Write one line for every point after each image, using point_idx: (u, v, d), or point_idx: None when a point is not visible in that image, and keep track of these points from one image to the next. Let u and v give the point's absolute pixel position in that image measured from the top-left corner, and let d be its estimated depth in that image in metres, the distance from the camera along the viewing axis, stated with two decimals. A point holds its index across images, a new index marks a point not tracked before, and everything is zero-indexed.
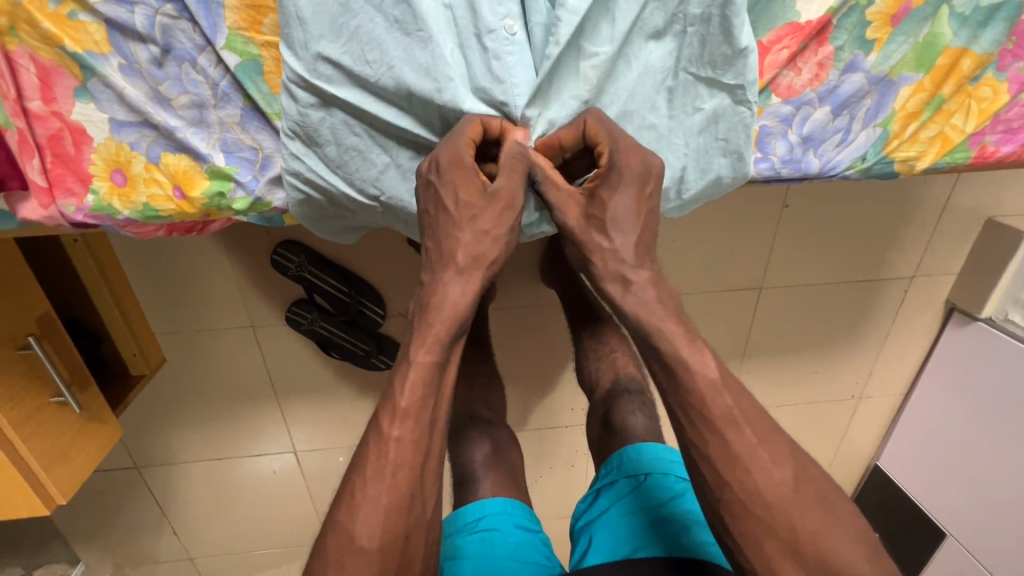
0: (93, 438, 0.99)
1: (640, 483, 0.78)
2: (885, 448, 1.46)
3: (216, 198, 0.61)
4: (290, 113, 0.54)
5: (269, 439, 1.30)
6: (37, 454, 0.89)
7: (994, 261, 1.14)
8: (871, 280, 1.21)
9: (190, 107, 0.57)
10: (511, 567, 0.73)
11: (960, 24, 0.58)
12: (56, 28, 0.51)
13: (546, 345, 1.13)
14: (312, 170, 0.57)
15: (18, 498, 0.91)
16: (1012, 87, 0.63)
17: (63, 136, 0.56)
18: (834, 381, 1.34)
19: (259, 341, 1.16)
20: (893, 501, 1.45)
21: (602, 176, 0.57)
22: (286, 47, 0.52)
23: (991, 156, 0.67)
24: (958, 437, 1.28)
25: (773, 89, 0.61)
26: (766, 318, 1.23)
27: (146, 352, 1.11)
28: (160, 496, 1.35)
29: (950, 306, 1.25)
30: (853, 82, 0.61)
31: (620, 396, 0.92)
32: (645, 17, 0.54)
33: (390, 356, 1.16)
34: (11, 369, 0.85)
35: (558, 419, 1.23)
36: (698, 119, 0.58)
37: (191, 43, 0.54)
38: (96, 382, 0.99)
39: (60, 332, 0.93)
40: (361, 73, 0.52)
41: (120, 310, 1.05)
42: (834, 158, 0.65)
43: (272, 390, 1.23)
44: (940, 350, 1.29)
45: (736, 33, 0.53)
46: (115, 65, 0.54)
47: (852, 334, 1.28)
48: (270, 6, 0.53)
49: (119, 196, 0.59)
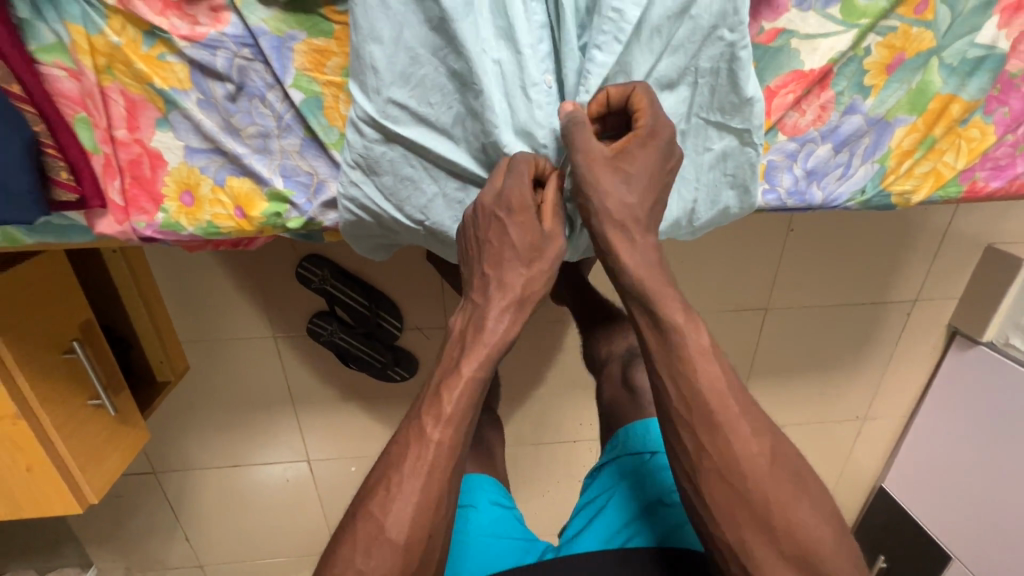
0: (124, 439, 1.04)
1: (639, 465, 0.77)
2: (890, 468, 1.48)
3: (272, 218, 0.67)
4: (356, 146, 0.60)
5: (286, 446, 1.35)
6: (74, 453, 0.95)
7: (993, 287, 1.19)
8: (876, 303, 1.26)
9: (256, 136, 0.63)
10: (491, 543, 0.73)
11: (949, 73, 0.65)
12: (147, 68, 0.58)
13: (557, 358, 1.18)
14: (368, 196, 0.64)
15: (53, 494, 0.96)
16: (999, 129, 0.69)
17: (142, 160, 0.63)
18: (837, 402, 1.39)
19: (279, 350, 1.22)
20: (898, 522, 1.47)
21: (636, 136, 0.59)
22: (359, 90, 0.57)
23: (981, 191, 0.73)
24: (959, 456, 1.31)
25: (779, 128, 0.67)
26: (771, 338, 1.28)
27: (172, 361, 1.17)
28: (174, 501, 1.39)
29: (953, 329, 1.30)
30: (852, 123, 0.67)
31: (627, 362, 0.91)
32: (661, 69, 0.59)
33: (406, 367, 1.21)
34: (54, 370, 0.91)
35: (568, 431, 1.27)
36: (708, 157, 0.65)
37: (263, 81, 0.60)
38: (128, 385, 1.05)
39: (99, 337, 1.00)
40: (425, 113, 0.58)
41: (151, 318, 1.12)
42: (837, 190, 0.71)
43: (291, 398, 1.28)
44: (944, 373, 1.33)
45: (742, 84, 0.59)
46: (194, 99, 0.61)
47: (857, 357, 1.32)
48: (334, 50, 0.60)
49: (186, 214, 0.66)
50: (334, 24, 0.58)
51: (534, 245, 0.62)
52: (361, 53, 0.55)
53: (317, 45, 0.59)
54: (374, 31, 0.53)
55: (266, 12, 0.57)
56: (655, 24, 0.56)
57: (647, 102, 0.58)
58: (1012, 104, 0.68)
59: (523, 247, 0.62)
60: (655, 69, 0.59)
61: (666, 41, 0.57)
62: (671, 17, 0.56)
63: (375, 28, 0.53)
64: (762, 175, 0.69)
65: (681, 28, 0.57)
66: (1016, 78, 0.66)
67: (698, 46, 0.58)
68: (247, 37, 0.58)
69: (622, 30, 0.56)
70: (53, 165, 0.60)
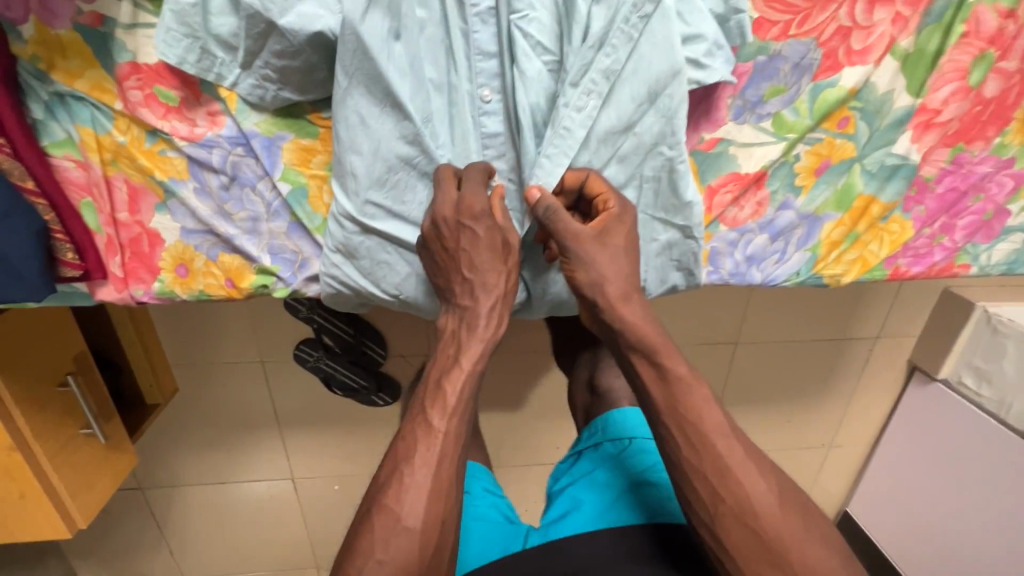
0: (112, 465, 1.09)
1: (625, 446, 0.78)
2: (857, 491, 1.54)
3: (260, 288, 0.73)
4: (336, 236, 0.66)
5: (268, 464, 1.38)
6: (65, 482, 1.00)
7: (948, 330, 1.24)
8: (840, 338, 1.31)
9: (247, 219, 0.70)
10: (483, 526, 0.72)
11: (869, 177, 0.73)
12: (149, 163, 0.65)
13: (532, 389, 1.22)
14: (348, 276, 0.69)
15: (42, 517, 1.01)
16: (917, 224, 0.77)
17: (142, 239, 0.69)
18: (803, 432, 1.45)
19: (267, 374, 1.24)
20: (861, 545, 1.52)
21: (608, 217, 0.64)
22: (340, 190, 0.63)
23: (903, 274, 0.80)
24: (916, 487, 1.37)
25: (721, 220, 0.75)
26: (741, 372, 1.34)
27: (161, 385, 1.22)
28: (161, 516, 1.43)
29: (912, 364, 1.36)
30: (786, 216, 0.75)
31: (598, 364, 0.93)
32: (611, 174, 0.66)
33: (389, 393, 1.24)
34: (50, 405, 0.96)
35: (545, 456, 1.32)
36: (655, 247, 0.71)
37: (254, 174, 0.67)
38: (118, 413, 1.09)
39: (93, 369, 1.04)
40: (399, 211, 0.65)
41: (143, 344, 1.17)
42: (774, 272, 0.78)
43: (274, 420, 1.32)
44: (904, 406, 1.39)
45: (681, 190, 0.66)
46: (191, 188, 0.67)
47: (822, 390, 1.39)
48: (319, 148, 0.66)
49: (180, 284, 0.72)
50: (319, 127, 0.65)
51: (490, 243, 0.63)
52: (343, 161, 0.61)
53: (304, 144, 0.66)
54: (354, 144, 0.60)
55: (258, 117, 0.63)
56: (604, 137, 0.63)
57: (609, 188, 0.64)
58: (926, 204, 0.76)
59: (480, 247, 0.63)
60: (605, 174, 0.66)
61: (614, 152, 0.65)
62: (617, 133, 0.63)
63: (355, 142, 0.60)
64: (706, 259, 0.77)
65: (627, 140, 0.64)
66: (930, 181, 0.74)
67: (641, 159, 0.65)
68: (241, 137, 0.65)
69: (570, 146, 0.62)
70: (61, 246, 0.65)
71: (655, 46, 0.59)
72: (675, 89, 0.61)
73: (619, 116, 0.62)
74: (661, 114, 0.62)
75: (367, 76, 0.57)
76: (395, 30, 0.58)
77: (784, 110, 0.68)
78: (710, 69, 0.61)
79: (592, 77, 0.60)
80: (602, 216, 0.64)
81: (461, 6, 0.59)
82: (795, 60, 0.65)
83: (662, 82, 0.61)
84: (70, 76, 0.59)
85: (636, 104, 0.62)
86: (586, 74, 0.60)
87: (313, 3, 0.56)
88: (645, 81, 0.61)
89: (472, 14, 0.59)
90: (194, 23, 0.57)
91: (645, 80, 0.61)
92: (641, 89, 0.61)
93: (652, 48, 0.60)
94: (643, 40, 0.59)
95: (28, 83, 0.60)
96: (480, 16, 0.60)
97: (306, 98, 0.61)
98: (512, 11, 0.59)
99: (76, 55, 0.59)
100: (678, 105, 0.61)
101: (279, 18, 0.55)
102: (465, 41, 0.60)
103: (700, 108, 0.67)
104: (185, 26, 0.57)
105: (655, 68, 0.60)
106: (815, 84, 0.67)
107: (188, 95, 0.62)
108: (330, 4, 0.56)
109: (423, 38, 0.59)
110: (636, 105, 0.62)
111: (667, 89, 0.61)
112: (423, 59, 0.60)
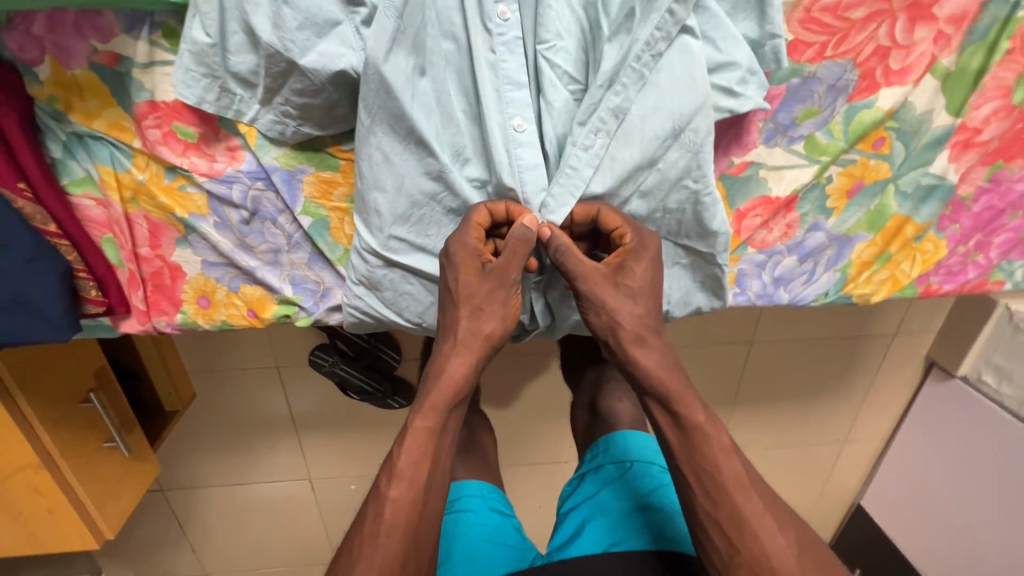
0: (138, 475, 0.99)
1: (626, 470, 0.77)
2: (872, 485, 1.40)
3: (282, 318, 0.72)
4: (359, 269, 0.65)
5: (287, 467, 1.24)
6: (91, 496, 0.91)
7: (975, 322, 1.10)
8: (856, 336, 1.18)
9: (269, 251, 0.69)
10: (484, 550, 0.73)
11: (903, 198, 0.71)
12: (169, 200, 0.64)
13: (530, 394, 1.14)
14: (371, 306, 0.68)
15: (72, 534, 0.92)
16: (951, 243, 0.74)
17: (163, 272, 0.69)
18: (815, 428, 1.32)
19: (283, 381, 1.12)
20: (870, 543, 1.41)
21: (627, 251, 0.62)
22: (364, 226, 0.63)
23: (935, 293, 0.77)
24: (934, 488, 1.24)
25: (749, 243, 0.72)
26: (755, 371, 1.21)
27: (181, 392, 1.10)
28: (182, 515, 1.28)
29: (930, 360, 1.22)
30: (816, 238, 0.73)
31: (605, 382, 0.90)
32: (633, 207, 0.65)
33: (405, 398, 1.09)
34: (71, 421, 0.87)
35: (545, 457, 1.24)
36: (678, 270, 0.70)
37: (274, 207, 0.66)
38: (141, 422, 0.99)
39: (111, 381, 0.94)
40: (424, 245, 0.64)
41: (160, 350, 1.05)
42: (802, 293, 0.76)
43: (290, 423, 1.18)
44: (921, 402, 1.26)
45: (708, 221, 0.65)
46: (211, 223, 0.66)
47: (835, 384, 1.25)
48: (340, 180, 0.65)
49: (202, 315, 0.71)
50: (340, 160, 0.64)
51: (473, 283, 0.61)
52: (366, 199, 0.61)
53: (324, 177, 0.64)
54: (378, 182, 0.60)
55: (278, 151, 0.62)
56: (625, 174, 0.61)
57: (627, 222, 0.63)
58: (962, 222, 0.73)
59: (462, 288, 0.61)
60: (628, 206, 0.64)
61: (636, 187, 0.63)
62: (638, 169, 0.61)
63: (379, 179, 0.60)
64: (733, 281, 0.74)
65: (648, 172, 0.62)
66: (966, 200, 0.72)
67: (666, 192, 0.64)
68: (261, 171, 0.64)
69: (575, 185, 0.61)
70: (85, 285, 0.65)
71: (677, 81, 0.58)
72: (700, 123, 0.59)
73: (641, 152, 0.60)
74: (686, 149, 0.61)
75: (389, 114, 0.57)
76: (419, 66, 0.57)
77: (817, 132, 0.66)
78: (744, 97, 0.60)
79: (602, 115, 0.59)
80: (620, 250, 0.63)
81: (488, 34, 0.58)
82: (830, 81, 0.64)
83: (687, 117, 0.59)
84: (88, 117, 0.59)
85: (660, 140, 0.60)
86: (609, 108, 0.59)
87: (334, 41, 0.55)
88: (668, 116, 0.59)
89: (498, 42, 0.58)
90: (212, 63, 0.56)
91: (670, 115, 0.59)
92: (664, 125, 0.59)
93: (673, 82, 0.58)
94: (660, 74, 0.58)
95: (45, 123, 0.59)
96: (507, 45, 0.58)
97: (328, 131, 0.61)
98: (539, 42, 0.60)
99: (93, 95, 0.58)
100: (703, 138, 0.60)
101: (300, 59, 0.54)
102: (491, 71, 0.59)
103: (730, 133, 0.65)
104: (204, 66, 0.56)
105: (680, 102, 0.58)
106: (850, 105, 0.65)
107: (208, 131, 0.61)
108: (351, 41, 0.55)
109: (446, 73, 0.59)
110: (660, 142, 0.60)
111: (692, 124, 0.59)
112: (450, 93, 0.59)
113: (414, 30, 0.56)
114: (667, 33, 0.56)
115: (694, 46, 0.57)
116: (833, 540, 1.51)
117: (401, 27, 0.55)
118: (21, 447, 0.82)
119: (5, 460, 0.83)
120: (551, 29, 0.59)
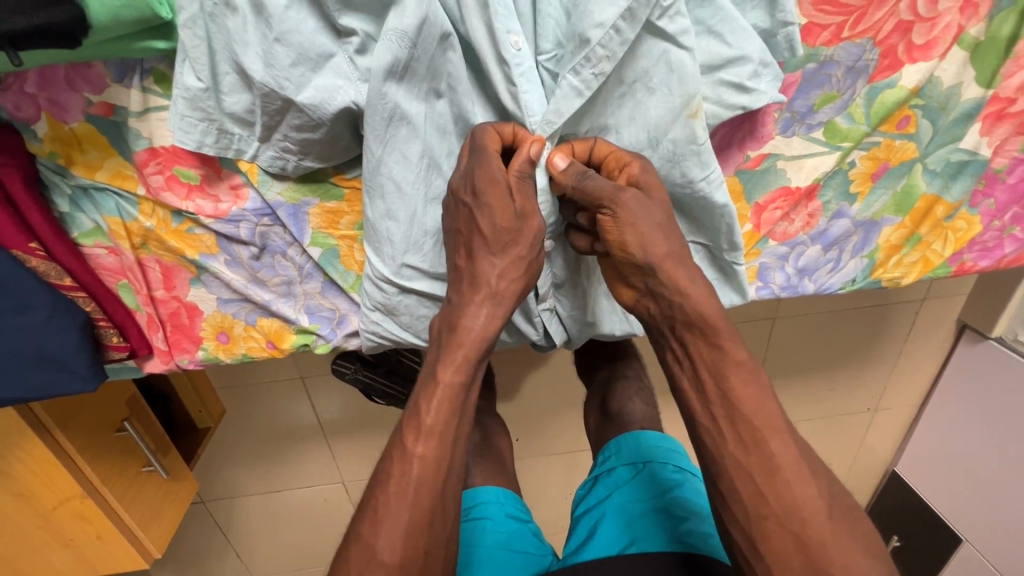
0: (175, 494, 1.00)
1: (640, 471, 0.76)
2: (905, 451, 1.37)
3: (302, 346, 0.71)
4: (373, 296, 0.64)
5: (320, 471, 1.25)
6: (132, 515, 0.92)
7: (999, 285, 1.05)
8: (880, 306, 1.15)
9: (281, 284, 0.68)
10: (502, 557, 0.72)
11: (932, 176, 0.67)
12: (179, 243, 0.64)
13: (550, 386, 1.13)
14: (388, 328, 0.66)
15: (120, 555, 0.94)
16: (985, 219, 0.70)
17: (180, 312, 0.69)
18: (847, 398, 1.29)
19: (309, 391, 1.12)
20: (910, 509, 1.37)
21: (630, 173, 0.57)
22: (375, 255, 0.61)
23: (970, 270, 0.73)
24: (976, 455, 1.19)
25: (770, 236, 0.69)
26: (782, 345, 1.18)
27: (211, 408, 1.10)
28: (224, 523, 1.31)
29: (961, 323, 1.17)
30: (840, 226, 0.69)
31: (616, 383, 0.90)
32: None
33: None
34: (107, 450, 0.88)
35: (572, 444, 1.24)
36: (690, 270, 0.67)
37: (283, 240, 0.65)
38: (174, 443, 1.01)
39: (142, 410, 0.96)
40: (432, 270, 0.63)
41: (189, 375, 1.05)
42: (827, 281, 0.72)
43: (320, 428, 1.18)
44: (955, 365, 1.21)
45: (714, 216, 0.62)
46: (222, 261, 0.66)
47: (864, 353, 1.22)
48: (346, 209, 0.64)
49: (223, 350, 0.71)
50: (344, 188, 0.63)
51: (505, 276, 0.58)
52: (377, 228, 0.59)
53: (330, 207, 0.63)
54: (391, 211, 0.58)
55: (280, 185, 0.62)
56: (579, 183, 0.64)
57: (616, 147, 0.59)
58: (997, 196, 0.69)
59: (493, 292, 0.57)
60: None
61: None
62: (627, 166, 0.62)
63: (391, 209, 0.58)
64: (754, 275, 0.71)
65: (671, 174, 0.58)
66: (1001, 172, 0.68)
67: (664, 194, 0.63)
68: (266, 208, 0.63)
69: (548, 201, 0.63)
70: (106, 332, 0.65)
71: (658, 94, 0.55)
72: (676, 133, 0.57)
73: None
74: (665, 158, 0.59)
75: (401, 141, 0.56)
76: (435, 90, 0.56)
77: (837, 117, 0.63)
78: (757, 91, 0.56)
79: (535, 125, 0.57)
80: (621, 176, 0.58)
81: (504, 65, 0.54)
82: (849, 63, 0.60)
83: (663, 128, 0.57)
84: (90, 169, 0.59)
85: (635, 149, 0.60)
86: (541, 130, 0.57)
87: (330, 73, 0.54)
88: (642, 127, 0.58)
89: (517, 73, 0.54)
90: (207, 107, 0.55)
91: (643, 126, 0.58)
92: (640, 136, 0.59)
93: (649, 93, 0.56)
94: (637, 88, 0.56)
95: (49, 179, 0.59)
96: (525, 75, 0.55)
97: (330, 162, 0.60)
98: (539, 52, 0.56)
99: (93, 147, 0.58)
100: (681, 149, 0.58)
101: (297, 95, 0.53)
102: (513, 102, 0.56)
103: (744, 127, 0.63)
104: (199, 110, 0.55)
105: (653, 114, 0.57)
106: (872, 86, 0.62)
107: (209, 171, 0.60)
108: (347, 72, 0.54)
109: (467, 96, 0.57)
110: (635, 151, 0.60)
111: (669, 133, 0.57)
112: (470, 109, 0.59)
113: (427, 58, 0.54)
114: (611, 51, 0.52)
115: (685, 60, 0.54)
116: (869, 507, 1.49)
117: (414, 57, 0.52)
118: (64, 478, 0.83)
119: (49, 490, 0.84)
120: (549, 37, 0.56)
